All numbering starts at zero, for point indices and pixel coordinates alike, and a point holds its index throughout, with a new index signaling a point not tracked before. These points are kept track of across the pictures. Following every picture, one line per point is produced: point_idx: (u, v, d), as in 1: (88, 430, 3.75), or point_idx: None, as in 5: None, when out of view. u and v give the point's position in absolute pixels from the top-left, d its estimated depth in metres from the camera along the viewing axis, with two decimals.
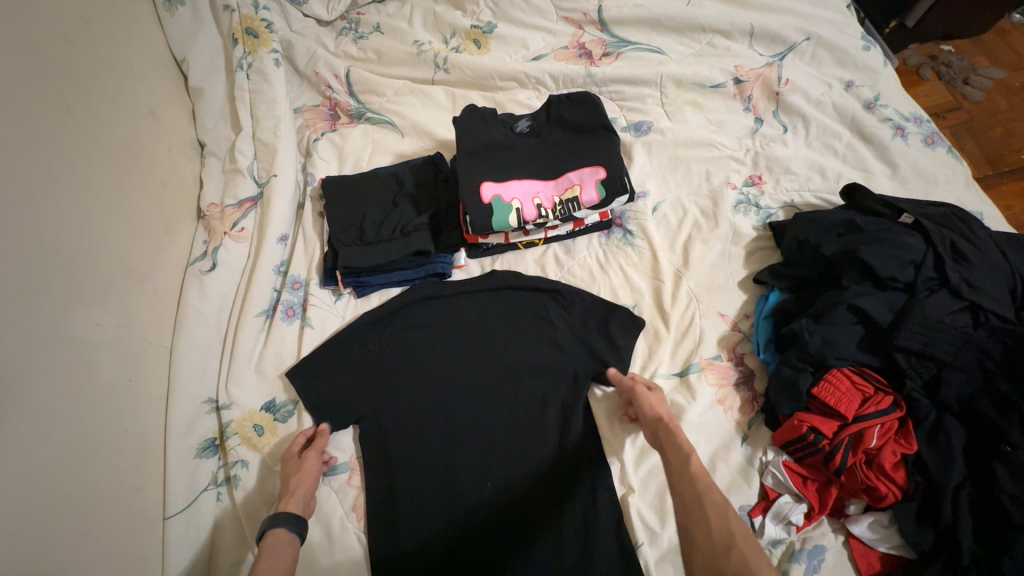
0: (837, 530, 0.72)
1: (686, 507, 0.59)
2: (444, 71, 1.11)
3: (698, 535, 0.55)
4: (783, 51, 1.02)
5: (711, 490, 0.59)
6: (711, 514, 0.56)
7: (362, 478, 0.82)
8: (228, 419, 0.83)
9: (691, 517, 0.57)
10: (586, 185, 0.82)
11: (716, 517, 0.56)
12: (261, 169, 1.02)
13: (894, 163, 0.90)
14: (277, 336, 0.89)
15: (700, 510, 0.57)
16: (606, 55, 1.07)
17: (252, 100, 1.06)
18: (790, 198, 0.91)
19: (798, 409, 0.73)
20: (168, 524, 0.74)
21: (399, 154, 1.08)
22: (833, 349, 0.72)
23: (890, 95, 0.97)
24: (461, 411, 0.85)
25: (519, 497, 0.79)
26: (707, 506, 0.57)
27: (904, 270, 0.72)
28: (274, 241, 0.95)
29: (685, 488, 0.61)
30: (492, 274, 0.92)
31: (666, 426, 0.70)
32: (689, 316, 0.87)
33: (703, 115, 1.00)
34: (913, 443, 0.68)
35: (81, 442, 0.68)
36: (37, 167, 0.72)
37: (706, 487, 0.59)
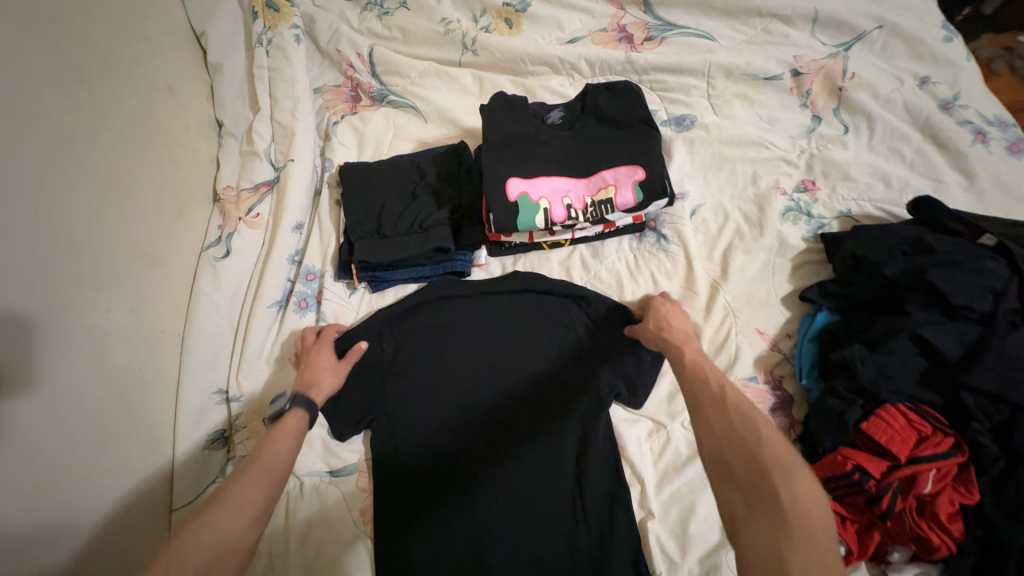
0: None
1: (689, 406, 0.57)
2: (472, 53, 1.04)
3: (700, 430, 0.54)
4: (850, 40, 0.92)
5: (709, 386, 0.57)
6: (710, 411, 0.54)
7: (370, 481, 0.80)
8: (237, 413, 0.81)
9: (693, 417, 0.56)
10: (622, 186, 0.74)
11: (717, 415, 0.54)
12: (278, 152, 0.98)
13: (971, 172, 0.80)
14: (290, 329, 0.87)
15: (699, 409, 0.55)
16: (649, 40, 0.98)
17: (271, 78, 1.01)
18: (847, 208, 0.82)
19: (842, 444, 0.67)
20: (173, 516, 0.75)
21: (421, 142, 1.02)
22: (889, 382, 0.65)
23: (972, 95, 0.86)
24: (475, 418, 0.81)
25: (531, 512, 0.76)
26: (705, 405, 0.55)
27: (982, 299, 0.63)
28: (289, 229, 0.92)
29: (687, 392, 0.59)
30: (515, 275, 0.86)
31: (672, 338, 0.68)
32: (725, 332, 0.80)
33: (753, 111, 0.91)
34: (974, 493, 0.61)
35: (87, 432, 0.66)
36: (47, 143, 0.68)
37: (706, 382, 0.58)
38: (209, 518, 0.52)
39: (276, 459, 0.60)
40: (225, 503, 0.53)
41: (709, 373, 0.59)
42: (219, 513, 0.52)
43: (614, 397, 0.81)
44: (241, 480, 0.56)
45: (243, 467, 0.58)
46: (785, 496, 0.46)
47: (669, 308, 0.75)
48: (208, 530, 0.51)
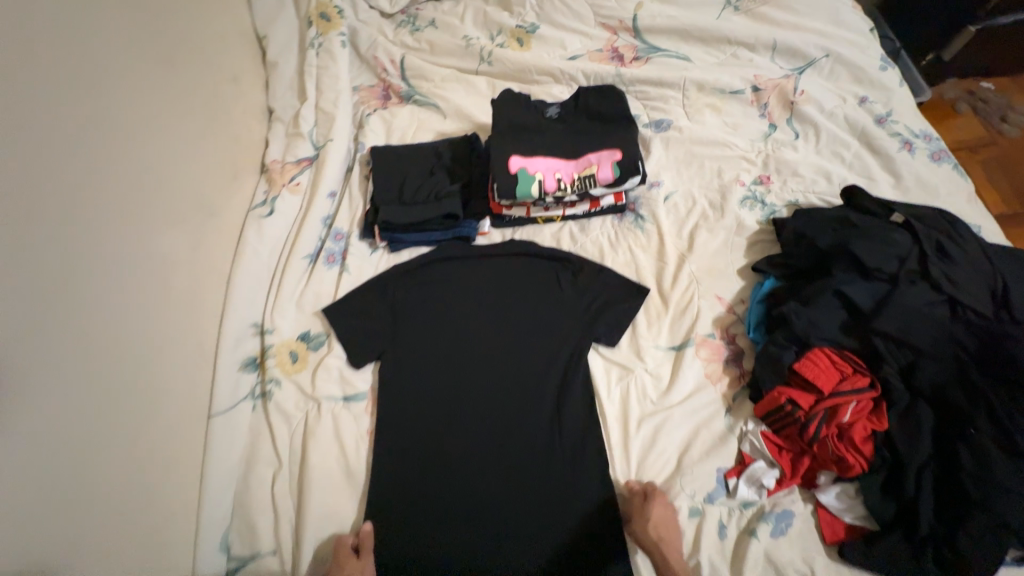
0: (807, 500, 0.77)
1: None
2: (488, 63, 1.24)
3: None
4: (803, 65, 1.10)
5: None
6: None
7: (375, 408, 0.91)
8: (269, 342, 0.95)
9: None
10: (602, 165, 0.91)
11: None
12: (319, 134, 1.16)
13: (898, 173, 0.96)
14: (318, 278, 1.02)
15: None
16: (637, 59, 1.17)
17: (318, 74, 1.21)
18: (794, 198, 0.98)
19: (779, 383, 0.79)
20: (211, 422, 0.86)
21: (439, 134, 1.20)
22: (816, 330, 0.78)
23: (902, 113, 1.03)
24: (472, 357, 0.94)
25: (515, 438, 0.88)
26: None
27: (889, 262, 0.77)
28: (324, 196, 1.08)
29: None
30: (514, 243, 1.01)
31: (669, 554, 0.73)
32: (689, 296, 0.94)
33: (720, 118, 1.08)
34: (883, 421, 0.73)
35: (151, 336, 0.80)
36: (140, 111, 0.87)
37: None
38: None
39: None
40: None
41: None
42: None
43: (592, 347, 0.93)
44: None
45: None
46: None
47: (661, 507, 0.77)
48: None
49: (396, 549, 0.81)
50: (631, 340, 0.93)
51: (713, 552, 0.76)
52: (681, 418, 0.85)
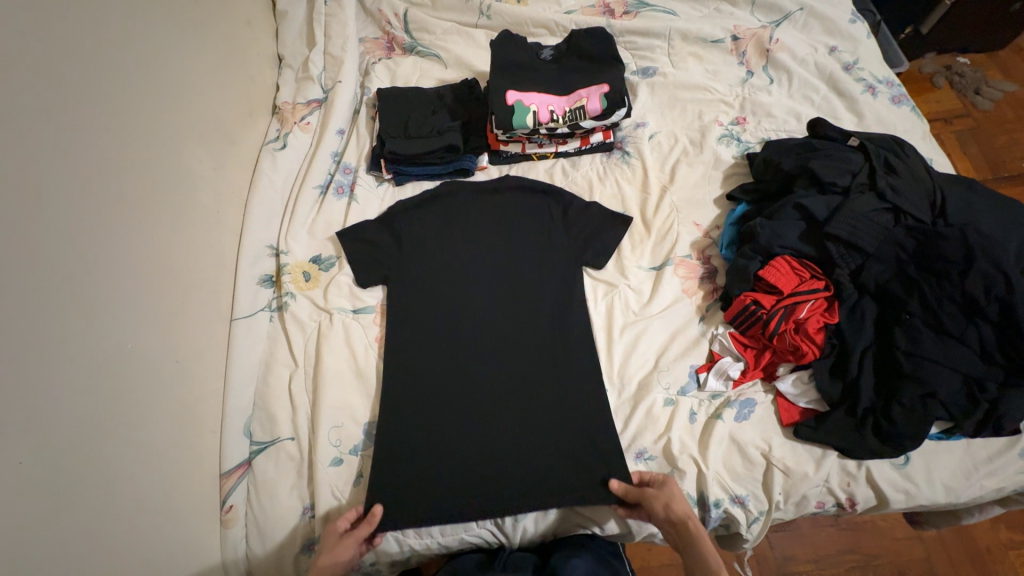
0: (768, 391, 0.87)
1: None
2: (487, 17, 1.31)
3: None
4: (780, 19, 1.18)
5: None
6: None
7: (383, 319, 1.00)
8: (284, 262, 1.04)
9: None
10: (592, 98, 0.99)
11: None
12: (327, 78, 1.23)
13: (860, 113, 1.06)
14: (329, 207, 1.10)
15: None
16: (626, 13, 1.25)
17: (326, 22, 1.28)
18: (767, 135, 1.07)
19: (746, 289, 0.89)
20: (234, 324, 0.96)
21: (440, 81, 1.28)
22: (779, 239, 0.88)
23: (868, 61, 1.12)
24: (470, 276, 1.02)
25: (509, 346, 0.95)
26: None
27: (842, 177, 0.86)
28: (333, 132, 1.16)
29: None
30: (505, 179, 1.08)
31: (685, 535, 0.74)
32: (669, 223, 1.03)
33: (702, 66, 1.17)
34: (834, 315, 0.83)
35: (180, 242, 0.89)
36: (168, 41, 0.94)
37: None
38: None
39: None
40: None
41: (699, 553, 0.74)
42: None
43: (583, 271, 1.02)
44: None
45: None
46: None
47: (672, 491, 0.78)
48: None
49: (399, 438, 0.88)
50: (616, 260, 1.02)
51: (684, 434, 0.86)
52: (660, 326, 0.95)
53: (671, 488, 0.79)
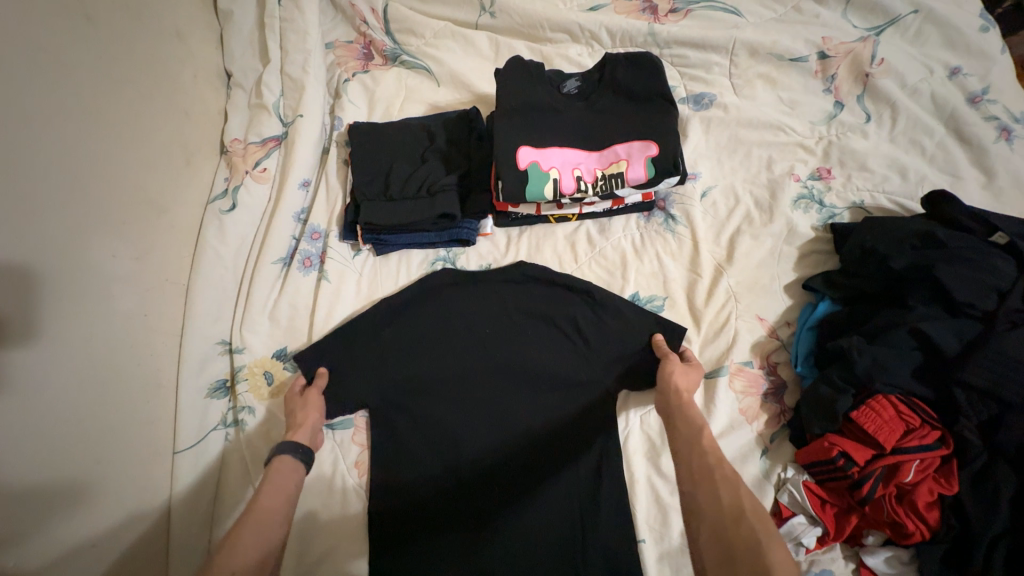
0: (848, 557, 0.68)
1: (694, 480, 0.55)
2: (490, 14, 1.02)
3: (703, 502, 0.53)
4: (883, 24, 0.88)
5: (721, 463, 0.55)
6: (720, 484, 0.53)
7: (366, 436, 0.80)
8: (240, 363, 0.83)
9: (698, 489, 0.54)
10: (633, 161, 0.73)
11: (724, 488, 0.52)
12: (287, 107, 0.97)
13: (991, 170, 0.79)
14: (293, 285, 0.88)
15: (708, 480, 0.54)
16: (674, 11, 0.96)
17: (281, 29, 0.99)
18: (859, 198, 0.82)
19: (829, 431, 0.68)
20: (177, 458, 0.75)
21: (432, 106, 1.01)
22: (882, 373, 0.66)
23: (1003, 90, 0.84)
24: (470, 385, 0.81)
25: (518, 481, 0.76)
26: (718, 480, 0.53)
27: (984, 297, 0.64)
28: (296, 185, 0.92)
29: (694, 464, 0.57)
30: (517, 264, 0.85)
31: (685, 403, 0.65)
32: (725, 316, 0.81)
33: (775, 93, 0.89)
34: (953, 485, 0.62)
35: (101, 368, 0.68)
36: (56, 86, 0.68)
37: (715, 458, 0.56)
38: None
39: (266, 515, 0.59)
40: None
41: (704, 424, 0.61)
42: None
43: (618, 396, 0.80)
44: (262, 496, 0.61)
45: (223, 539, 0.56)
46: (773, 557, 0.45)
47: (681, 371, 0.71)
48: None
49: None
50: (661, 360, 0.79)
51: None
52: None
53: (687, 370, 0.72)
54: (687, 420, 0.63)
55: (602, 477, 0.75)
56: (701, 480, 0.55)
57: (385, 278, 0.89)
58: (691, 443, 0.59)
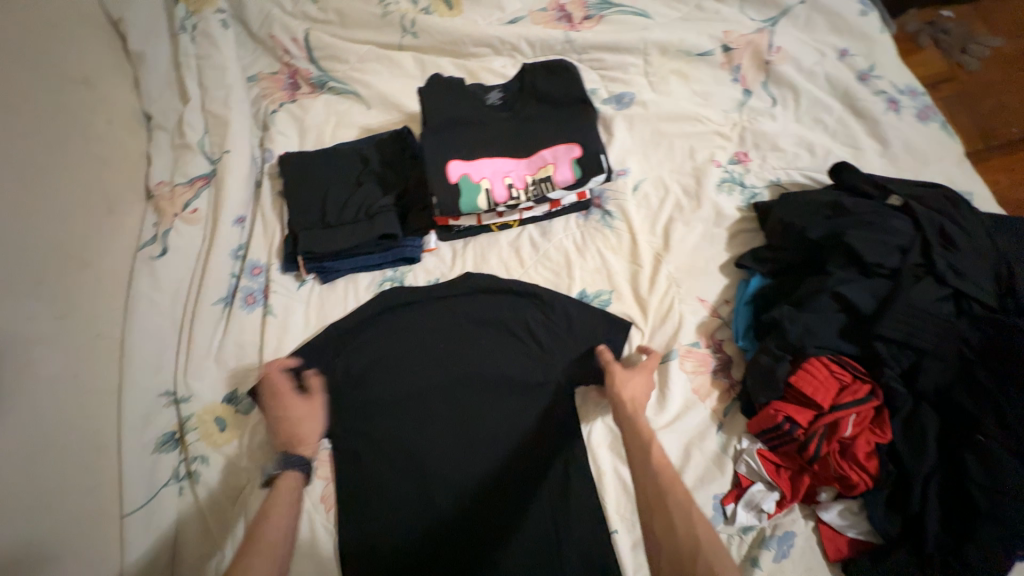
0: (807, 516, 0.72)
1: (650, 506, 0.58)
2: (412, 35, 1.04)
3: (659, 527, 0.56)
4: (776, 15, 0.95)
5: (674, 488, 0.58)
6: (676, 515, 0.55)
7: (330, 469, 0.78)
8: (187, 413, 0.79)
9: (655, 519, 0.57)
10: (560, 164, 0.75)
11: (679, 517, 0.55)
12: (212, 143, 0.95)
13: (885, 139, 0.86)
14: (237, 325, 0.85)
15: (665, 510, 0.56)
16: (587, 18, 1.00)
17: (198, 67, 0.98)
18: (776, 176, 0.87)
19: (774, 398, 0.72)
20: (125, 522, 0.71)
21: (365, 128, 1.01)
22: (812, 337, 0.70)
23: (886, 66, 0.92)
24: (435, 421, 0.79)
25: (489, 493, 0.76)
26: (672, 508, 0.56)
27: (890, 256, 0.69)
28: (229, 223, 0.89)
29: (649, 489, 0.60)
30: (465, 276, 0.86)
31: (638, 421, 0.68)
32: (669, 301, 0.84)
33: (688, 86, 0.95)
34: (887, 433, 0.67)
35: (27, 438, 0.64)
36: None
37: (670, 484, 0.59)
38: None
39: (270, 552, 0.60)
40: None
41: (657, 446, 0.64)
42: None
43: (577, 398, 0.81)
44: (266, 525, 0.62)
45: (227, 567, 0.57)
46: None
47: (633, 384, 0.73)
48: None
49: None
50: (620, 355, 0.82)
51: None
52: (673, 444, 0.76)
53: (636, 375, 0.75)
54: (639, 442, 0.65)
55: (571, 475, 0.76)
56: (653, 507, 0.58)
57: (333, 306, 0.87)
58: (642, 467, 0.62)
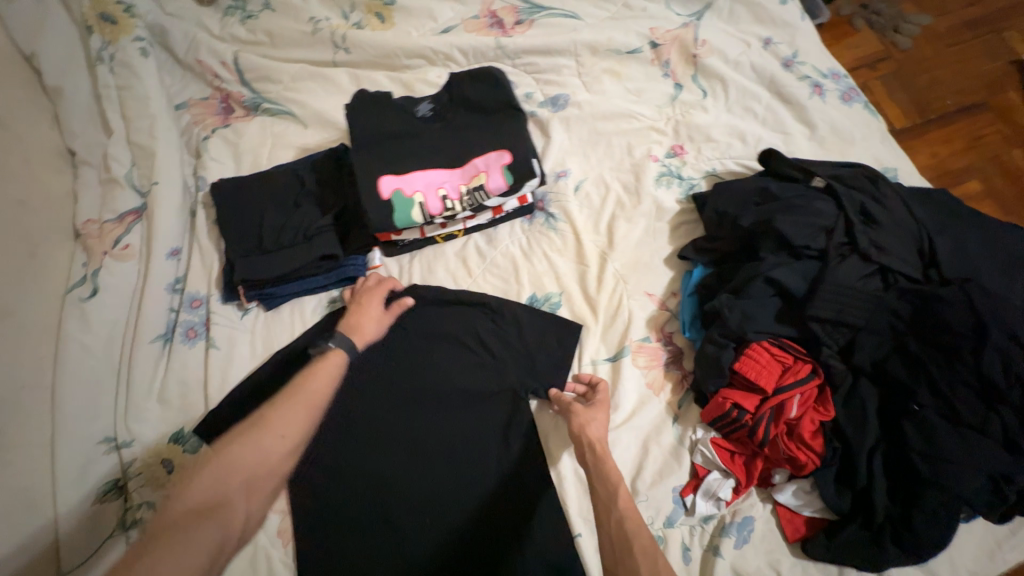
0: (765, 500, 0.73)
1: (615, 551, 0.56)
2: (345, 50, 1.02)
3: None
4: (701, 9, 0.97)
5: (639, 531, 0.56)
6: (640, 560, 0.53)
7: (286, 501, 0.75)
8: (130, 458, 0.76)
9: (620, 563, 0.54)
10: (492, 172, 0.76)
11: (644, 562, 0.53)
12: (142, 176, 0.92)
13: (812, 123, 0.89)
14: (179, 361, 0.83)
15: (629, 554, 0.54)
16: (519, 23, 1.00)
17: (120, 98, 0.94)
18: (712, 167, 0.89)
19: (721, 385, 0.72)
20: None
21: (302, 149, 0.99)
22: (751, 323, 0.71)
23: (808, 52, 0.95)
24: (400, 477, 0.76)
25: (452, 508, 0.75)
26: (636, 551, 0.54)
27: (816, 237, 0.71)
28: (163, 256, 0.87)
29: (613, 528, 0.58)
30: (411, 289, 0.84)
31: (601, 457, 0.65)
32: (617, 298, 0.84)
33: (622, 84, 0.96)
34: (829, 410, 0.68)
35: None
36: None
37: (634, 526, 0.57)
38: (244, 441, 0.60)
39: (315, 394, 0.66)
40: (193, 483, 0.57)
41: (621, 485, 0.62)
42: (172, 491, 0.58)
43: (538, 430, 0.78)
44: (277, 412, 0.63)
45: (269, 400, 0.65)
46: None
47: (593, 416, 0.71)
48: (231, 453, 0.59)
49: None
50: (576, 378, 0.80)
51: None
52: (630, 441, 0.76)
53: (598, 412, 0.71)
54: (603, 479, 0.63)
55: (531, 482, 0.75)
56: (621, 551, 0.55)
57: (279, 332, 0.85)
58: (607, 506, 0.60)
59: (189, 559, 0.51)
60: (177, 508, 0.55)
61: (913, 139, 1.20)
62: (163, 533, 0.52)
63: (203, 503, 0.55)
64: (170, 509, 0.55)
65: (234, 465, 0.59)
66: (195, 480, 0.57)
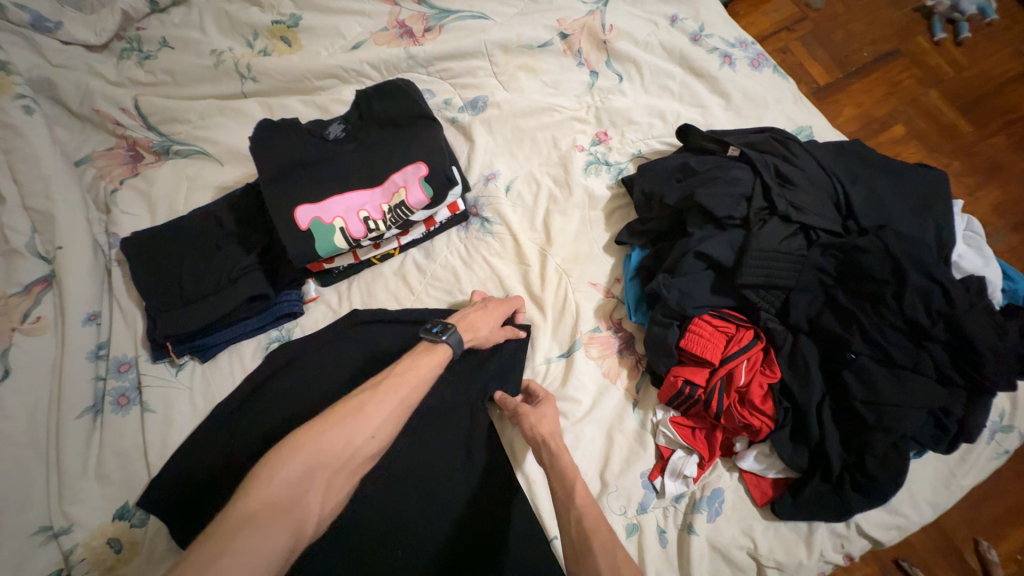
0: (731, 469, 0.73)
1: (577, 557, 0.55)
2: (252, 80, 0.98)
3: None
4: None
5: (598, 530, 0.56)
6: (602, 562, 0.53)
7: None
8: (71, 545, 0.71)
9: (580, 564, 0.55)
10: (410, 187, 0.76)
11: (607, 563, 0.53)
12: (46, 242, 0.85)
13: (725, 93, 0.91)
14: (113, 432, 0.78)
15: (589, 555, 0.54)
16: (429, 30, 0.98)
17: (8, 162, 0.86)
18: (636, 149, 0.90)
19: (672, 364, 0.73)
20: None
21: (221, 187, 0.95)
22: (690, 299, 0.71)
23: (714, 24, 0.97)
24: (363, 517, 0.68)
25: (429, 534, 0.69)
26: (597, 551, 0.54)
27: (737, 206, 0.72)
28: (79, 323, 0.81)
29: (574, 526, 0.58)
30: (351, 314, 0.81)
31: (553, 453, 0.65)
32: (563, 293, 0.83)
33: (538, 79, 0.95)
34: (776, 371, 0.69)
35: None
36: None
37: (593, 526, 0.57)
38: (336, 430, 0.57)
39: (409, 385, 0.64)
40: (288, 465, 0.53)
41: (575, 479, 0.62)
42: (264, 461, 0.53)
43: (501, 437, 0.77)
44: (370, 405, 0.60)
45: (366, 387, 0.62)
46: None
47: (539, 416, 0.69)
48: (326, 440, 0.56)
49: None
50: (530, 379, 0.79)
51: (660, 564, 0.69)
52: (594, 433, 0.76)
53: (548, 409, 0.71)
54: (561, 478, 0.63)
55: (504, 496, 0.72)
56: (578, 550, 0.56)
57: (220, 383, 0.81)
58: (567, 503, 0.60)
59: (274, 557, 0.47)
60: (264, 491, 0.50)
61: (836, 94, 1.24)
62: (249, 518, 0.48)
63: (283, 501, 0.51)
64: (258, 490, 0.50)
65: (321, 457, 0.55)
66: (281, 468, 0.52)
